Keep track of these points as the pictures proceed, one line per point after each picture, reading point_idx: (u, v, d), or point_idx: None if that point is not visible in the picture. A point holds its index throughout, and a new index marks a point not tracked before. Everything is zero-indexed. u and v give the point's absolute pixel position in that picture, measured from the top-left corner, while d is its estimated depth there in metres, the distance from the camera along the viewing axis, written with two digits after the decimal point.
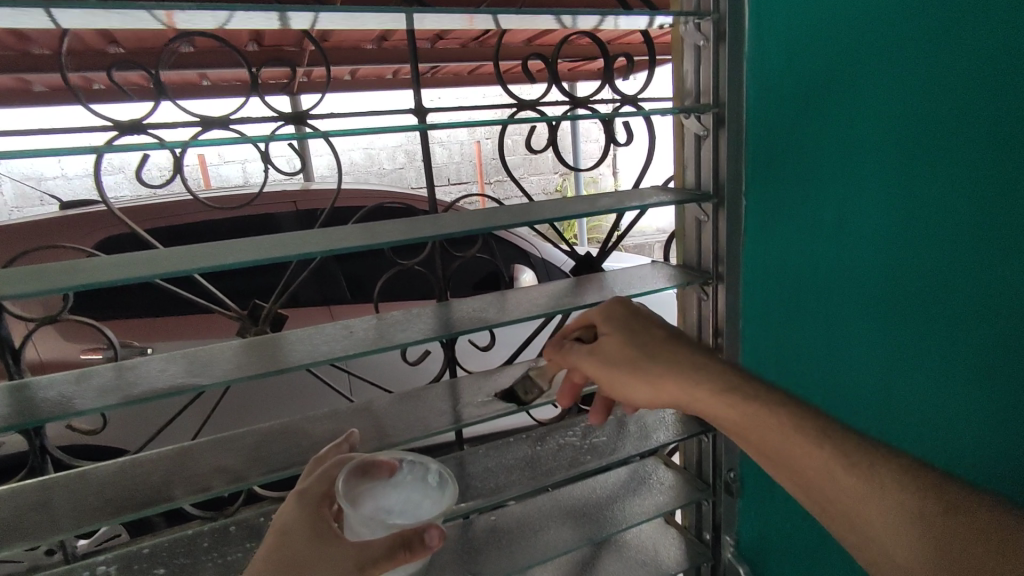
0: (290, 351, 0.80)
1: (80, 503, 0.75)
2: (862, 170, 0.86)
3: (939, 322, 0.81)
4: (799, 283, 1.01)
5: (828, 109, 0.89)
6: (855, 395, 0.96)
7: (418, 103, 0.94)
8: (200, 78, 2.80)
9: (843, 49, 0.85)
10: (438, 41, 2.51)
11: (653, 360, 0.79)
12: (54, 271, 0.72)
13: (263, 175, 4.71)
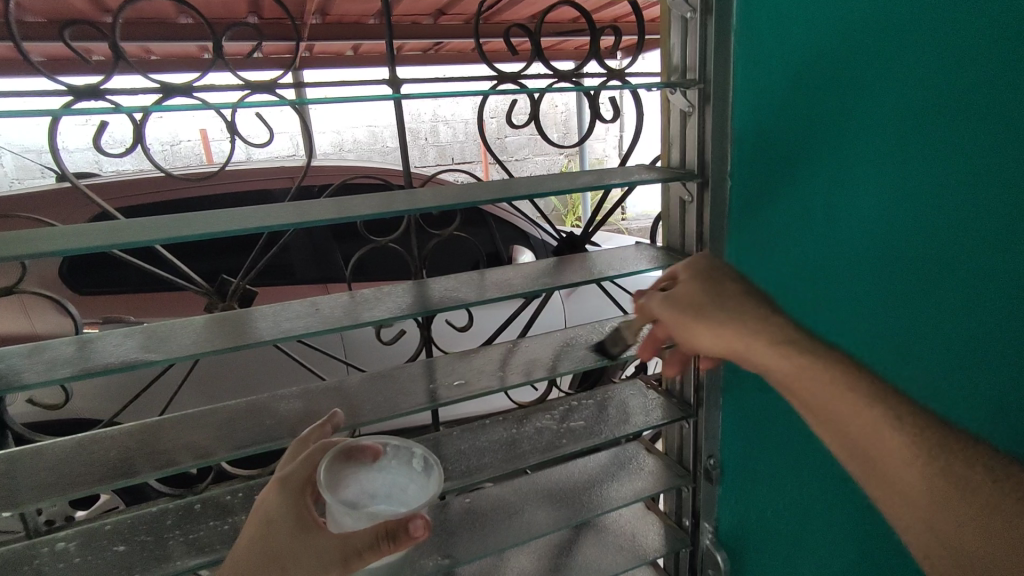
0: (256, 327, 0.78)
1: (36, 478, 0.74)
2: (874, 184, 0.82)
3: (942, 322, 0.81)
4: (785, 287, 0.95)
5: (823, 113, 0.84)
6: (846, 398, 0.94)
7: (393, 72, 0.90)
8: (198, 50, 2.75)
9: (852, 36, 0.79)
10: (441, 16, 2.44)
11: (726, 308, 0.68)
12: (6, 240, 0.70)
13: (264, 152, 4.68)
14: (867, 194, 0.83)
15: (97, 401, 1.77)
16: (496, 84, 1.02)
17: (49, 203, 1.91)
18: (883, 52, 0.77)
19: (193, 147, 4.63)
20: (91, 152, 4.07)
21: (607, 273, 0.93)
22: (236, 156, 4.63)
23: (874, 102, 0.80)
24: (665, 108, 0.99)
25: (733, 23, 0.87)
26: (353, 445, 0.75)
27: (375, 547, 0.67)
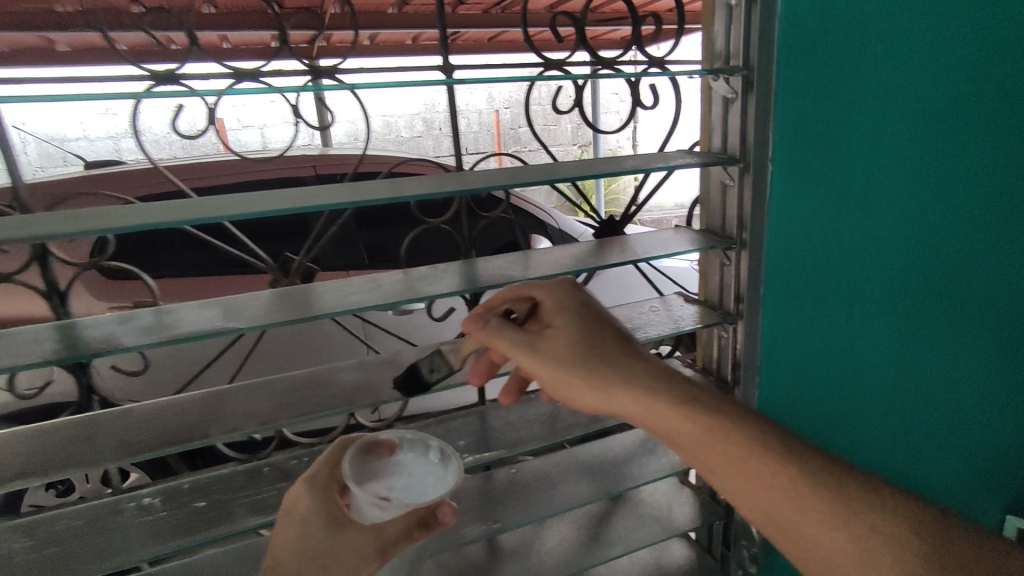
0: (321, 301, 0.82)
1: (123, 437, 0.81)
2: (897, 183, 0.88)
3: (963, 312, 0.86)
4: (819, 281, 1.02)
5: (857, 113, 0.89)
6: (876, 387, 1.00)
7: (445, 58, 0.93)
8: (221, 39, 2.79)
9: (876, 43, 0.85)
10: (460, 5, 2.44)
11: (597, 359, 0.72)
12: (92, 215, 0.76)
13: (281, 142, 4.73)
14: (888, 195, 0.89)
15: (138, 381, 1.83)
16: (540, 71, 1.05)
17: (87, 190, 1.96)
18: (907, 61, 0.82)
19: (212, 138, 4.68)
20: (112, 142, 4.14)
21: (649, 254, 0.97)
22: (253, 146, 4.69)
23: (896, 108, 0.85)
24: (708, 94, 1.00)
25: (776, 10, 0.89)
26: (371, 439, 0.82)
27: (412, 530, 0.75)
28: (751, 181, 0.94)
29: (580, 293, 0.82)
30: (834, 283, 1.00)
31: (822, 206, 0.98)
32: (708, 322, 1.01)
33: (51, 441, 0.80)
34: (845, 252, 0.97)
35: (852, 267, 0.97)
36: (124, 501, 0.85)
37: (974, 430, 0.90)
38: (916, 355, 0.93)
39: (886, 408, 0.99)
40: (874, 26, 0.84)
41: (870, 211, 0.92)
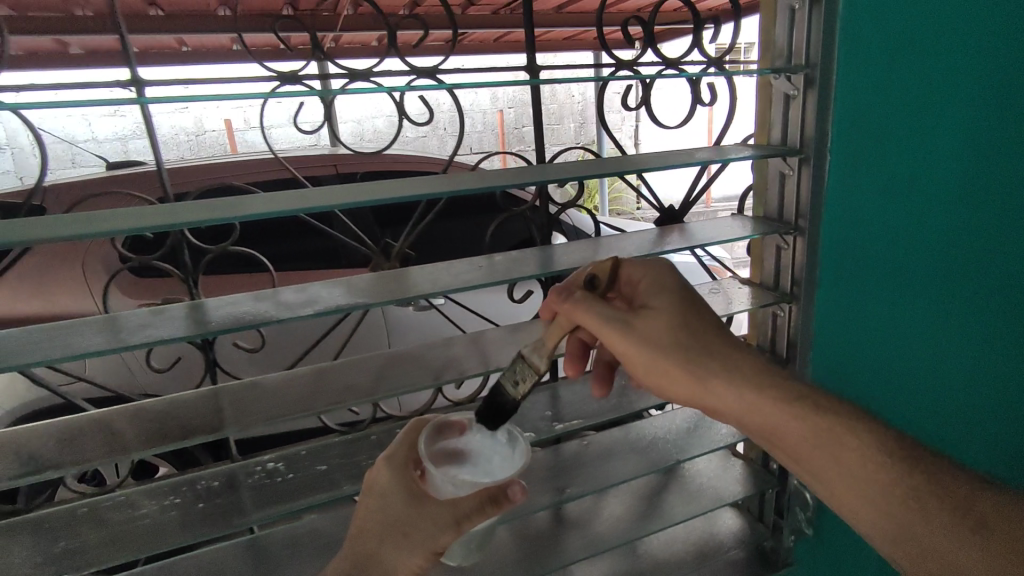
0: (423, 283, 0.89)
1: (247, 409, 0.87)
2: (946, 186, 0.94)
3: (1003, 309, 0.92)
4: (872, 277, 1.09)
5: (910, 113, 0.96)
6: (919, 375, 1.07)
7: (530, 60, 0.98)
8: (232, 41, 2.82)
9: (929, 54, 0.91)
10: (470, 7, 2.45)
11: (689, 343, 0.81)
12: (224, 205, 0.83)
13: (287, 142, 4.77)
14: (931, 194, 0.96)
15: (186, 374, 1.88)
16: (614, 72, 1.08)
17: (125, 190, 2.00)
18: (960, 67, 0.88)
19: (219, 138, 4.71)
20: (119, 142, 4.17)
21: (713, 240, 1.04)
22: (259, 146, 4.73)
23: (945, 105, 0.91)
24: (766, 91, 1.07)
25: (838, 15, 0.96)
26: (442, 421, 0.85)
27: (480, 512, 0.79)
28: (809, 170, 1.02)
29: (678, 273, 0.88)
30: (878, 269, 1.08)
31: (873, 197, 1.05)
32: (763, 302, 1.09)
33: (184, 411, 0.87)
34: (891, 243, 1.04)
35: (894, 256, 1.05)
36: (250, 466, 0.91)
37: (1005, 411, 0.97)
38: (961, 349, 0.99)
39: (927, 395, 1.07)
40: (928, 38, 0.91)
41: (915, 198, 0.99)
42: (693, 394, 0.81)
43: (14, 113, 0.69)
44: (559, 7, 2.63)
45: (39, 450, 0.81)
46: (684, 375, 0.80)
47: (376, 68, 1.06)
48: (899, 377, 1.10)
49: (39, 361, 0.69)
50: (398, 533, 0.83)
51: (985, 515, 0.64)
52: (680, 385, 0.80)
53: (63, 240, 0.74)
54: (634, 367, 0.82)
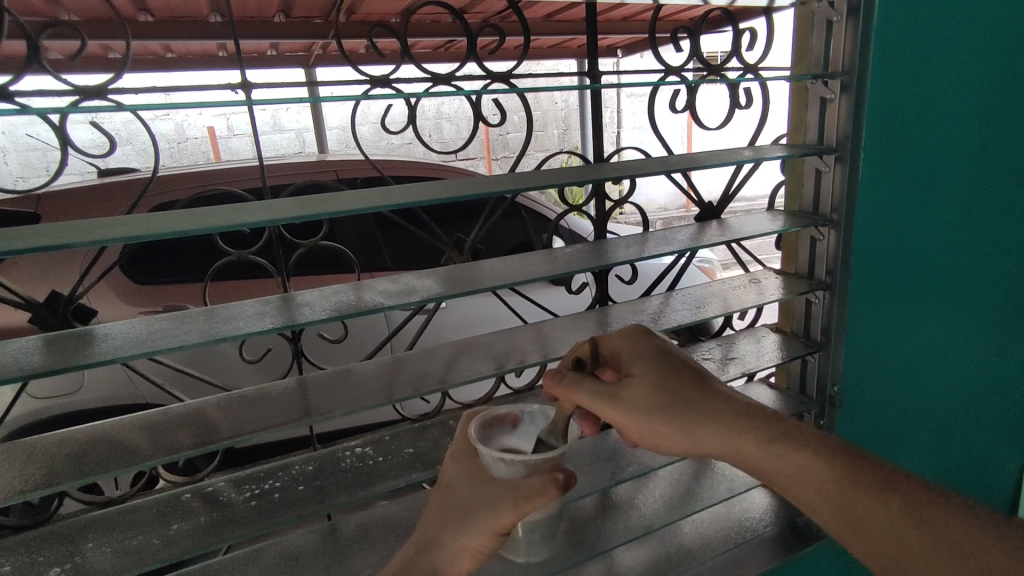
0: (500, 272, 0.94)
1: (335, 396, 0.90)
2: (957, 165, 1.22)
3: (982, 257, 1.27)
4: (897, 243, 1.28)
5: (929, 119, 1.19)
6: (936, 324, 1.34)
7: (593, 66, 1.10)
8: (222, 47, 2.83)
9: (943, 59, 1.15)
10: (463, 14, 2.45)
11: (676, 404, 0.82)
12: (320, 201, 0.86)
13: (274, 149, 4.76)
14: (951, 184, 1.23)
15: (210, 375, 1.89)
16: (665, 77, 1.20)
17: None
18: (970, 80, 1.16)
19: (202, 145, 4.70)
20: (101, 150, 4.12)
21: (757, 230, 1.11)
22: (245, 153, 4.70)
23: (959, 101, 1.17)
24: (802, 96, 1.18)
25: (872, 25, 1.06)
26: (495, 413, 0.84)
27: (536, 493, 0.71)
28: (845, 167, 1.10)
29: (653, 335, 0.89)
30: (901, 252, 1.28)
31: (897, 190, 1.25)
32: (799, 289, 1.16)
33: (274, 399, 0.90)
34: (915, 211, 1.25)
35: (916, 237, 1.27)
36: (338, 450, 0.94)
37: (997, 328, 1.34)
38: (964, 294, 1.30)
39: (948, 338, 1.35)
40: (945, 47, 1.14)
41: (937, 175, 1.22)
42: (687, 449, 0.83)
43: (131, 115, 0.73)
44: (549, 15, 2.69)
45: (136, 440, 0.82)
46: (677, 435, 0.82)
47: (459, 74, 1.12)
48: (926, 333, 1.35)
49: (146, 353, 0.71)
50: (459, 519, 0.77)
51: (965, 546, 0.75)
52: (676, 445, 0.83)
53: (150, 238, 0.73)
54: (628, 431, 0.83)
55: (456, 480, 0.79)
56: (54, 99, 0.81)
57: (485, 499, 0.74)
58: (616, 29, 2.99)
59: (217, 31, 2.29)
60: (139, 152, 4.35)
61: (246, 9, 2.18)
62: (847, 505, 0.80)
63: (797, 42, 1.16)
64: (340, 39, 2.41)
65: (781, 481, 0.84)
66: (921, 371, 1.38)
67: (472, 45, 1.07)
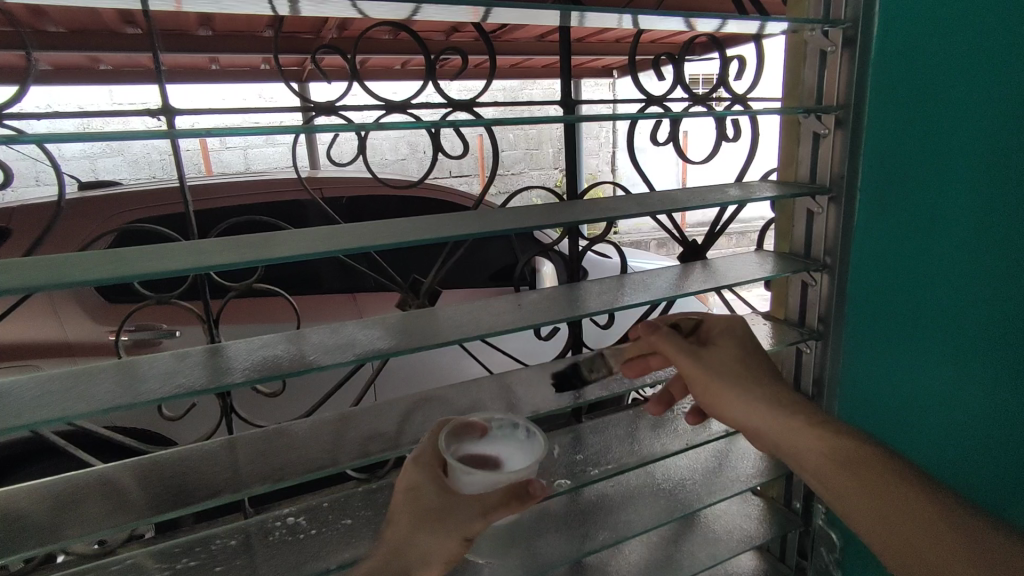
0: (457, 322, 0.85)
1: (263, 460, 0.80)
2: (956, 166, 0.96)
3: (988, 287, 0.96)
4: (892, 268, 1.07)
5: (931, 130, 0.98)
6: (939, 374, 1.05)
7: (568, 95, 1.03)
8: (209, 60, 2.77)
9: (920, 44, 0.96)
10: (452, 34, 2.39)
11: (751, 379, 0.81)
12: (257, 241, 0.77)
13: (263, 163, 4.67)
14: (945, 190, 0.98)
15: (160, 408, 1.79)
16: (646, 108, 1.13)
17: (87, 214, 1.86)
18: (970, 58, 0.91)
19: (191, 158, 4.62)
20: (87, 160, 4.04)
21: (742, 274, 1.02)
22: (234, 165, 4.61)
23: (956, 86, 0.93)
24: (793, 130, 1.10)
25: (869, 58, 0.99)
26: (461, 421, 0.73)
27: (503, 505, 0.66)
28: (840, 208, 1.03)
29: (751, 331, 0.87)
30: (891, 282, 1.08)
31: (896, 210, 1.05)
32: (791, 339, 1.07)
33: (195, 463, 0.80)
34: (912, 229, 1.03)
35: (912, 269, 1.05)
36: (269, 520, 0.83)
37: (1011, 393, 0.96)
38: (964, 335, 1.00)
39: (956, 391, 1.03)
40: (930, 29, 0.94)
41: (932, 181, 0.99)
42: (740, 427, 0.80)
43: (34, 147, 0.62)
44: (541, 37, 2.64)
45: (32, 516, 0.71)
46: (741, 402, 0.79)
47: (414, 101, 1.09)
48: (922, 392, 1.08)
49: (58, 419, 0.61)
50: (426, 525, 0.68)
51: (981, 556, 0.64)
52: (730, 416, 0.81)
53: (51, 287, 0.63)
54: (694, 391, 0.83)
55: (418, 489, 0.68)
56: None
57: (452, 506, 0.68)
58: (609, 51, 2.92)
59: (196, 48, 2.24)
60: (126, 164, 4.29)
61: (226, 25, 2.12)
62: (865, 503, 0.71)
63: (790, 75, 1.09)
64: (323, 56, 2.35)
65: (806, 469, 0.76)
66: (928, 435, 1.09)
67: (429, 69, 0.99)
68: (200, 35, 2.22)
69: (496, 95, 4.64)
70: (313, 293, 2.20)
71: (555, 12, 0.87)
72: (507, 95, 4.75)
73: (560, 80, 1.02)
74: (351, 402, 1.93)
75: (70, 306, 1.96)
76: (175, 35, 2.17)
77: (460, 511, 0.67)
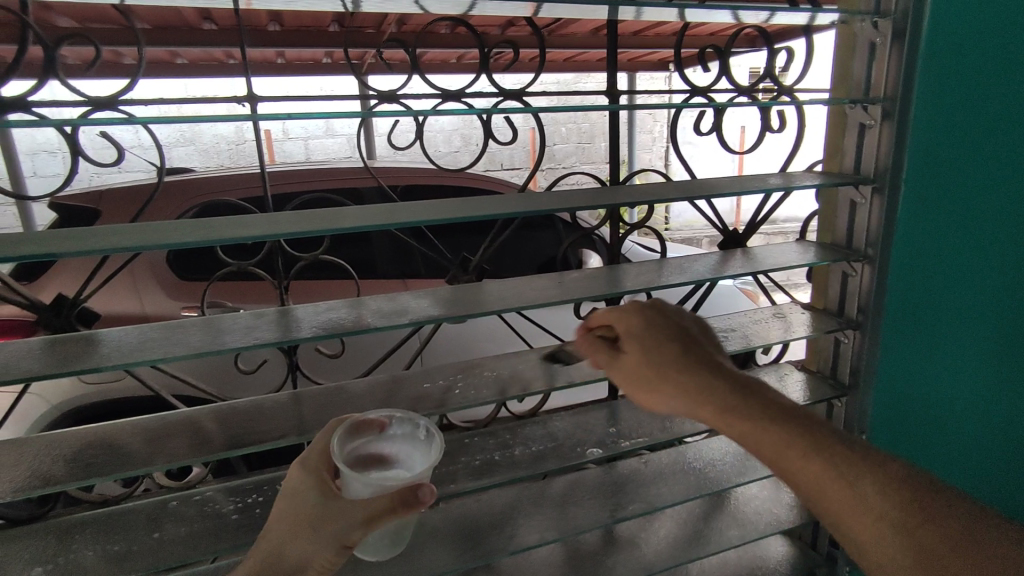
0: (499, 296, 0.91)
1: (325, 412, 0.90)
2: (1000, 161, 0.95)
3: None
4: (936, 262, 1.07)
5: (978, 133, 0.98)
6: (978, 368, 1.04)
7: (613, 86, 1.07)
8: (276, 56, 2.91)
9: (965, 42, 0.97)
10: (507, 28, 2.43)
11: (678, 379, 0.69)
12: (321, 216, 0.86)
13: (324, 154, 4.87)
14: (990, 185, 0.97)
15: (223, 375, 1.95)
16: (691, 99, 1.16)
17: (168, 197, 2.03)
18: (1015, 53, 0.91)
19: (257, 147, 4.84)
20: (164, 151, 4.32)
21: (781, 262, 1.03)
22: (296, 155, 4.81)
23: (1003, 81, 0.93)
24: (840, 121, 1.10)
25: (919, 49, 0.98)
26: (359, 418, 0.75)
27: (390, 512, 0.66)
28: (882, 200, 1.03)
29: (658, 313, 0.74)
30: (936, 285, 1.08)
31: (944, 214, 1.05)
32: (828, 327, 1.08)
33: (267, 412, 0.90)
34: (958, 222, 1.03)
35: (960, 272, 1.04)
36: None
37: None
38: (1004, 331, 0.99)
39: (993, 388, 1.02)
40: (975, 28, 0.95)
41: (977, 175, 0.99)
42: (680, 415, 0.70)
43: (140, 127, 0.72)
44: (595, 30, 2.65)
45: (129, 446, 0.83)
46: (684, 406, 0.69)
47: (469, 90, 1.15)
48: (964, 395, 1.07)
49: (154, 362, 0.71)
50: (302, 533, 0.68)
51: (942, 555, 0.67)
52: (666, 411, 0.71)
53: (149, 249, 0.73)
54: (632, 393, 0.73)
55: (302, 494, 0.69)
56: (66, 106, 0.87)
57: (333, 514, 0.68)
58: (664, 45, 2.91)
59: (265, 42, 2.38)
60: (199, 153, 4.56)
61: (293, 19, 2.23)
62: (830, 491, 0.67)
63: (838, 66, 1.10)
64: (382, 50, 2.44)
65: (778, 463, 0.68)
66: (964, 429, 1.08)
67: (482, 61, 1.05)
68: (273, 30, 2.37)
69: (551, 88, 4.67)
70: (367, 274, 2.31)
71: (602, 7, 0.92)
72: (561, 88, 4.78)
73: (606, 71, 1.06)
74: (405, 365, 2.05)
75: (149, 281, 2.15)
76: (246, 33, 2.31)
77: (342, 519, 0.67)
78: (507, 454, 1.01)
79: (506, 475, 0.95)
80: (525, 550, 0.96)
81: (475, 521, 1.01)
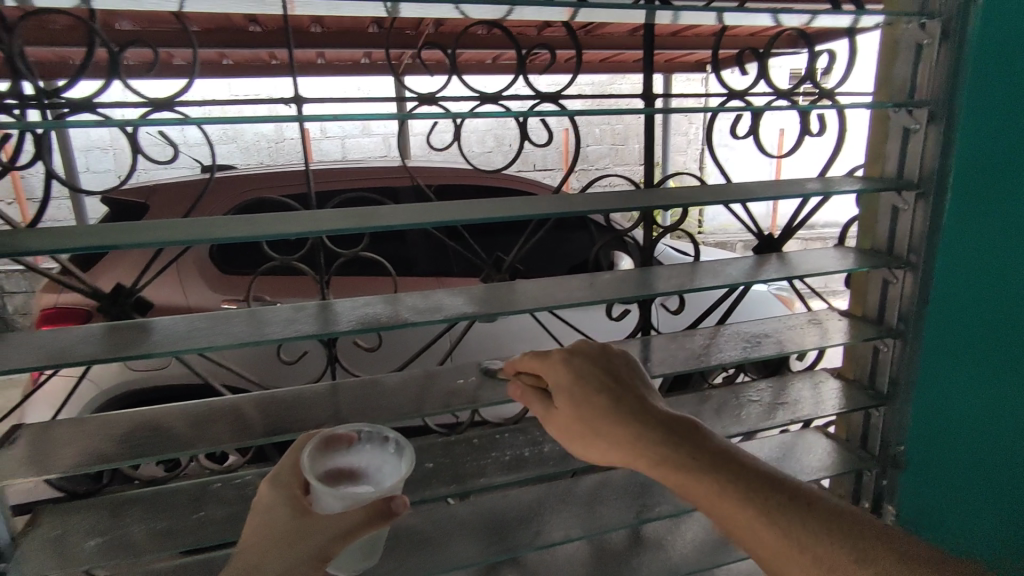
0: (532, 295, 0.92)
1: (362, 403, 0.93)
2: None
3: None
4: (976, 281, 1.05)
5: None
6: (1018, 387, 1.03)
7: (649, 88, 1.07)
8: (317, 57, 2.97)
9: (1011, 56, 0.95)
10: (543, 30, 2.44)
11: (596, 427, 0.75)
12: (362, 214, 0.89)
13: (359, 153, 4.95)
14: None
15: (261, 367, 2.01)
16: (729, 102, 1.15)
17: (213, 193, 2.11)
18: None
19: (295, 146, 4.95)
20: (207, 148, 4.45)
21: (818, 267, 1.02)
22: (332, 155, 4.90)
23: None
24: (883, 125, 1.08)
25: (968, 52, 0.96)
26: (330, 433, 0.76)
27: (366, 523, 0.65)
28: (926, 206, 1.01)
29: (586, 361, 0.79)
30: (975, 304, 1.06)
31: (990, 229, 1.02)
32: (867, 335, 1.07)
33: (307, 402, 0.93)
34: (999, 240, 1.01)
35: (1003, 288, 1.02)
36: None
37: None
38: None
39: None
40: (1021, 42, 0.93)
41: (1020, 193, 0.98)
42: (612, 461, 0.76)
43: (196, 127, 0.76)
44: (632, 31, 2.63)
45: (175, 429, 0.87)
46: (610, 448, 0.74)
47: (506, 93, 1.16)
48: (1001, 413, 1.07)
49: (203, 349, 0.74)
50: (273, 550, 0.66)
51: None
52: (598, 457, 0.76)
53: (202, 242, 0.77)
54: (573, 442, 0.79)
55: (275, 508, 0.69)
56: (125, 107, 0.92)
57: (307, 528, 0.67)
58: (701, 46, 2.87)
59: (307, 43, 2.44)
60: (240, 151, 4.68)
61: (334, 22, 2.28)
62: (763, 535, 0.67)
63: (881, 68, 1.08)
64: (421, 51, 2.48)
65: (709, 507, 0.70)
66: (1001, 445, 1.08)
67: (519, 64, 1.07)
68: (315, 32, 2.42)
69: (585, 89, 4.65)
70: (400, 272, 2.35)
71: (639, 11, 0.92)
72: (596, 89, 4.76)
73: (642, 75, 1.06)
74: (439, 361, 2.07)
75: (193, 274, 2.23)
76: (289, 35, 2.38)
77: (316, 533, 0.66)
78: (535, 450, 1.02)
79: (535, 471, 0.96)
80: (551, 546, 0.97)
81: (503, 515, 1.03)
